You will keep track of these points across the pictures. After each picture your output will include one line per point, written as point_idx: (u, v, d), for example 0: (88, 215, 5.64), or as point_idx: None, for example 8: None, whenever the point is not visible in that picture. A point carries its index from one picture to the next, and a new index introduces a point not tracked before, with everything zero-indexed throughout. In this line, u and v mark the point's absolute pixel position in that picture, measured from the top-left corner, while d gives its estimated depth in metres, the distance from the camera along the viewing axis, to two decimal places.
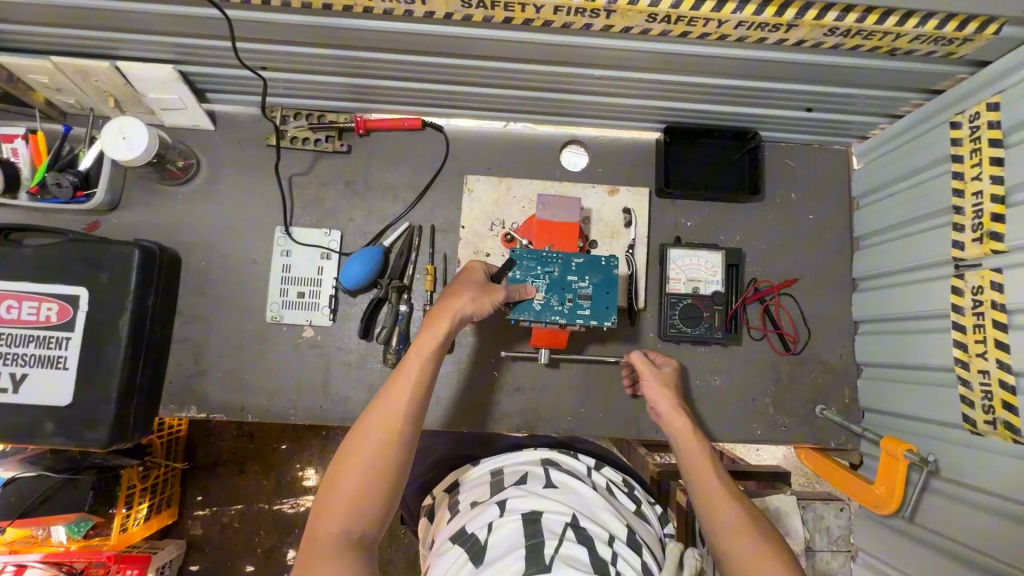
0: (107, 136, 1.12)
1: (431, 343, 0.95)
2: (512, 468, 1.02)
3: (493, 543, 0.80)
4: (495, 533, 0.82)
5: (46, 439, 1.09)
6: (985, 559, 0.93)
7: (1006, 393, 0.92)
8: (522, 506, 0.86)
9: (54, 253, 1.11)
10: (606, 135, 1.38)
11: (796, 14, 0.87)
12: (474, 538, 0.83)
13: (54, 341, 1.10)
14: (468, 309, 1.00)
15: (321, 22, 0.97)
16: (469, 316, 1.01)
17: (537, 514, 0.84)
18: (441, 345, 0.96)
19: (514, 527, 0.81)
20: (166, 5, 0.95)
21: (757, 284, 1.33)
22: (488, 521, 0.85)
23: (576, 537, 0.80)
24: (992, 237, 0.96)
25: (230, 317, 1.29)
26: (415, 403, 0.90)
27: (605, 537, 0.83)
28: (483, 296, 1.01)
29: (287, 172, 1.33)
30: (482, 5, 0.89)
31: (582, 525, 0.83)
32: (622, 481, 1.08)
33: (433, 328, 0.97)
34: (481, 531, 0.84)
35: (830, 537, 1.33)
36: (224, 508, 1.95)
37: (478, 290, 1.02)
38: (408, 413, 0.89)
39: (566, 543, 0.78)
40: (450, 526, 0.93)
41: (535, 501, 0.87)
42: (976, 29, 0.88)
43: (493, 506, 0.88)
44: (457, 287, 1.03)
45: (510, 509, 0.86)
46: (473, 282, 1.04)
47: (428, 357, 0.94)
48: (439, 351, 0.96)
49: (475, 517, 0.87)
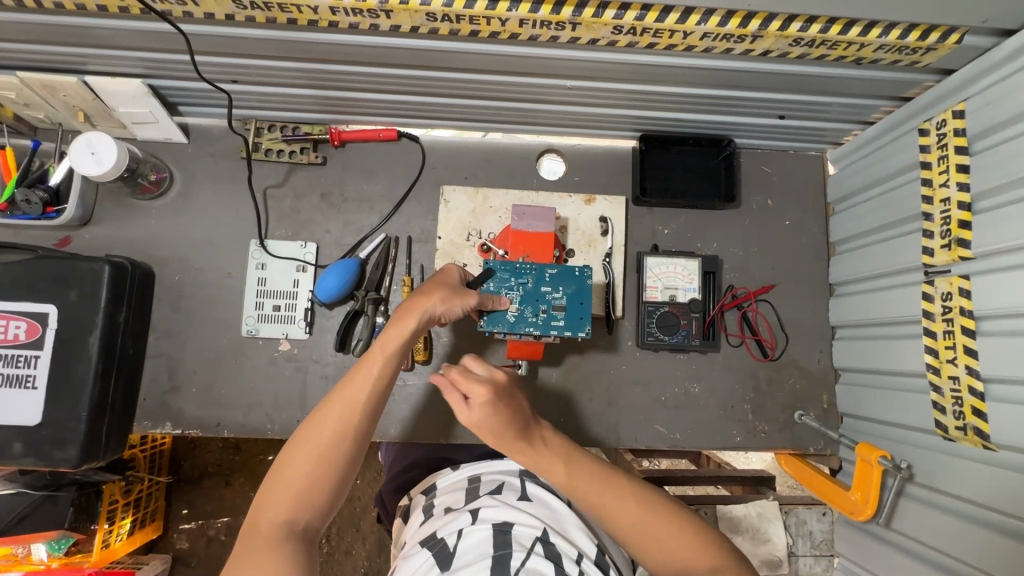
0: (75, 152, 1.11)
1: (396, 337, 0.93)
2: (489, 477, 1.02)
3: (460, 551, 0.80)
4: (464, 541, 0.81)
5: (15, 460, 1.07)
6: (958, 565, 0.93)
7: (975, 400, 0.92)
8: (494, 517, 0.85)
9: (22, 270, 1.09)
10: (584, 143, 1.39)
11: (760, 25, 0.88)
12: (442, 543, 0.82)
13: (23, 360, 1.08)
14: (439, 308, 0.97)
15: (288, 36, 0.96)
16: (438, 315, 0.98)
17: (509, 525, 0.83)
18: (406, 342, 0.94)
19: (483, 536, 0.81)
20: (130, 20, 0.94)
21: (734, 291, 1.33)
22: (458, 527, 0.84)
23: (544, 552, 0.79)
24: (960, 244, 0.96)
25: (205, 331, 1.28)
26: (372, 398, 0.89)
27: (573, 554, 0.82)
28: (457, 298, 0.99)
29: (262, 185, 1.32)
30: (448, 18, 0.89)
31: (551, 540, 0.83)
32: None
33: (400, 323, 0.95)
34: (450, 536, 0.83)
35: (813, 542, 1.34)
36: (209, 521, 1.93)
37: (452, 291, 0.99)
38: (363, 410, 0.88)
39: (533, 557, 0.77)
40: (421, 530, 0.92)
41: (509, 511, 0.87)
42: (939, 38, 0.89)
43: (466, 513, 0.87)
44: (430, 286, 1.00)
45: (481, 518, 0.86)
46: (445, 283, 1.01)
47: (392, 353, 0.92)
48: (404, 348, 0.94)
49: (447, 523, 0.87)
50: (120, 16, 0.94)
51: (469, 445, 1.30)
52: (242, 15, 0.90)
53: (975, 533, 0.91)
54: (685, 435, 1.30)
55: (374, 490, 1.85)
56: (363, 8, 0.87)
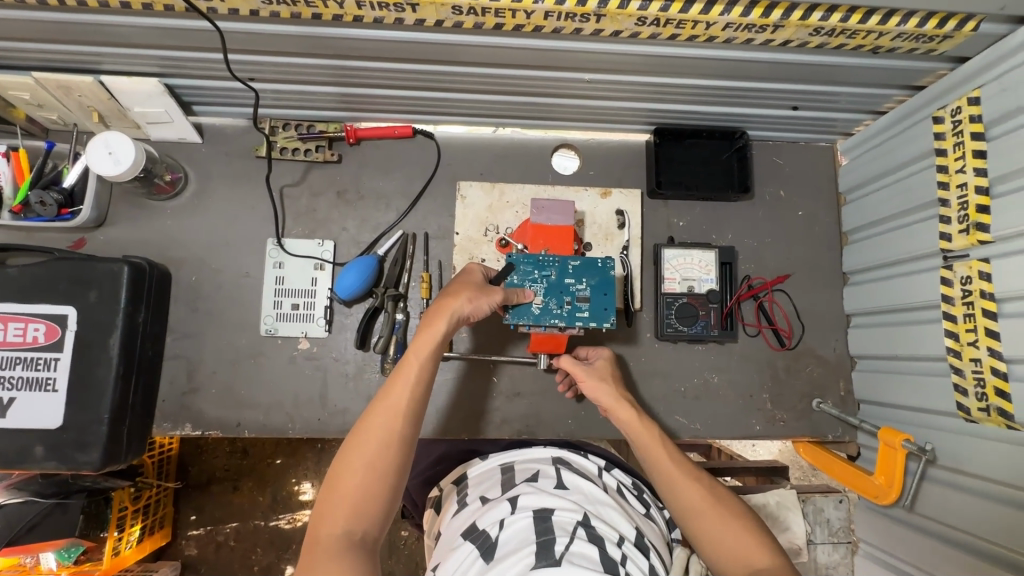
0: (92, 151, 1.10)
1: (427, 343, 0.94)
2: (524, 465, 1.01)
3: (503, 540, 0.80)
4: (506, 530, 0.81)
5: (37, 464, 1.06)
6: (987, 545, 0.95)
7: (998, 380, 0.94)
8: (533, 504, 0.86)
9: (40, 272, 1.08)
10: (596, 138, 1.39)
11: (782, 14, 0.89)
12: (485, 534, 0.83)
13: (42, 362, 1.07)
14: (466, 309, 0.98)
15: (311, 32, 0.96)
16: (467, 316, 0.99)
17: (549, 511, 0.83)
18: (438, 346, 0.95)
19: (525, 524, 0.81)
20: (152, 18, 0.94)
21: (750, 281, 1.35)
22: (498, 517, 0.85)
23: (586, 536, 0.80)
24: (978, 228, 0.98)
25: (223, 331, 1.27)
26: (413, 404, 0.90)
27: (615, 537, 0.82)
28: (482, 296, 0.99)
29: (277, 184, 1.32)
30: (473, 12, 0.89)
31: (592, 524, 0.83)
32: (632, 484, 1.08)
33: (430, 327, 0.95)
34: (492, 527, 0.83)
35: (830, 529, 1.35)
36: (219, 527, 1.92)
37: (476, 289, 0.99)
38: (407, 415, 0.88)
39: (577, 541, 0.78)
40: (458, 519, 0.92)
41: (546, 497, 0.87)
42: (956, 26, 0.90)
43: (504, 502, 0.87)
44: (454, 287, 1.01)
45: (521, 506, 0.86)
46: (469, 282, 1.02)
47: (426, 357, 0.93)
48: (436, 352, 0.95)
49: (486, 512, 0.87)
50: (141, 13, 0.93)
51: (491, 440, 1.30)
52: (267, 11, 0.90)
53: (1003, 513, 0.92)
54: (705, 426, 1.31)
55: None
56: (389, 3, 0.87)
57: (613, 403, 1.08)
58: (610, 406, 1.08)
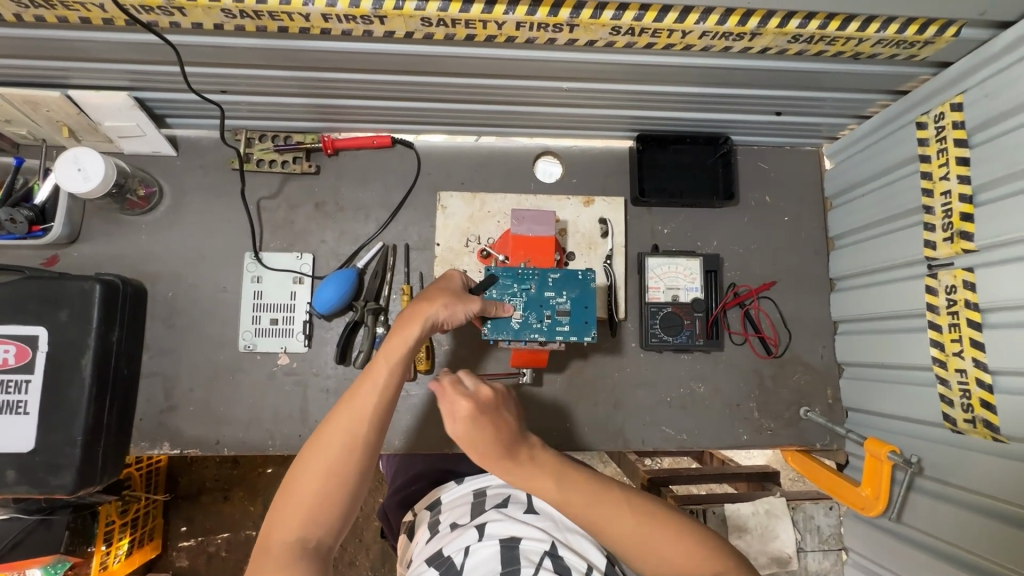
0: (61, 168, 1.08)
1: (399, 346, 0.91)
2: (496, 490, 1.00)
3: (468, 568, 0.78)
4: (472, 557, 0.80)
5: (8, 488, 1.04)
6: (974, 559, 0.93)
7: (984, 392, 0.92)
8: (501, 531, 0.84)
9: (10, 292, 1.06)
10: (579, 144, 1.38)
11: (758, 23, 0.87)
12: (449, 561, 0.81)
13: (13, 385, 1.05)
14: (441, 315, 0.95)
15: (279, 45, 0.94)
16: (442, 321, 0.96)
17: (516, 540, 0.82)
18: (409, 351, 0.92)
19: (491, 552, 0.80)
20: (115, 33, 0.91)
21: (736, 289, 1.33)
22: (465, 544, 0.83)
23: (553, 566, 0.78)
24: (962, 236, 0.96)
25: (202, 347, 1.25)
26: (381, 409, 0.87)
27: (583, 567, 0.81)
28: (458, 303, 0.97)
29: (254, 197, 1.30)
30: (443, 23, 0.87)
31: (560, 554, 0.81)
32: None
33: (403, 332, 0.92)
34: (458, 554, 0.82)
35: (820, 536, 1.33)
36: (209, 538, 1.90)
37: (453, 296, 0.97)
38: (374, 421, 0.86)
39: (543, 571, 0.76)
40: (427, 546, 0.91)
41: (515, 524, 0.85)
42: (937, 32, 0.89)
43: (472, 529, 0.86)
44: (430, 293, 0.98)
45: (488, 533, 0.84)
46: (447, 289, 0.99)
47: (397, 360, 0.90)
48: (408, 356, 0.92)
49: (453, 539, 0.86)
50: (103, 28, 0.90)
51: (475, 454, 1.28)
52: (231, 25, 0.87)
53: (990, 526, 0.91)
54: (691, 436, 1.29)
55: (375, 500, 1.82)
56: (356, 15, 0.85)
57: (529, 481, 0.86)
58: (528, 487, 0.86)
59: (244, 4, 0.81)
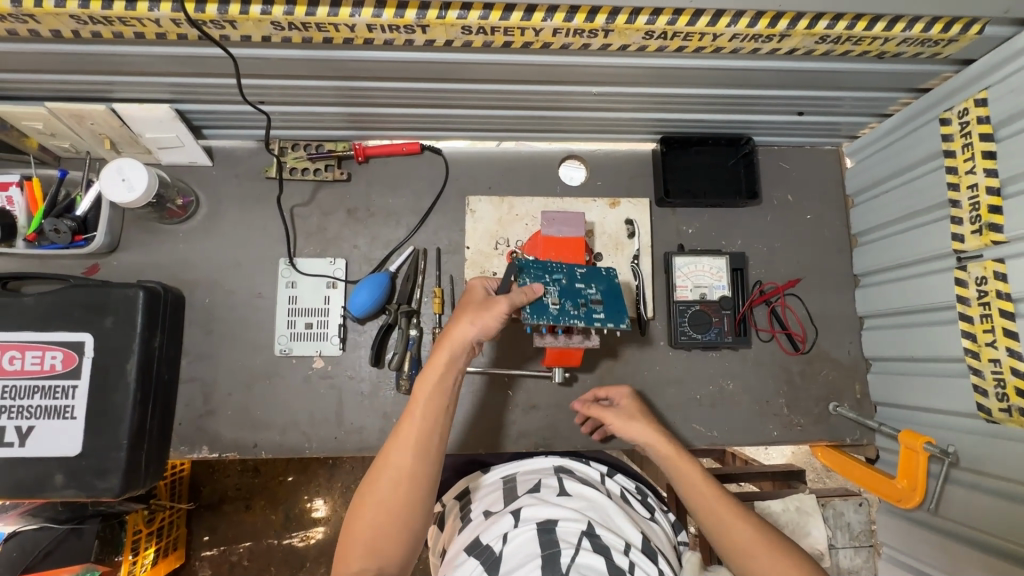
0: (106, 179, 1.11)
1: (435, 370, 0.95)
2: (525, 476, 1.03)
3: (507, 554, 0.80)
4: (510, 544, 0.81)
5: (57, 491, 1.06)
6: (1013, 547, 0.94)
7: (1018, 380, 0.93)
8: (536, 516, 0.86)
9: (58, 299, 1.09)
10: (603, 148, 1.40)
11: (788, 25, 0.89)
12: (488, 550, 0.83)
13: (60, 390, 1.07)
14: (470, 330, 0.98)
15: (322, 55, 0.97)
16: (474, 338, 0.99)
17: (552, 523, 0.83)
18: (445, 375, 0.96)
19: (529, 537, 0.81)
20: (165, 47, 0.95)
21: (762, 286, 1.35)
22: (502, 531, 0.85)
23: (592, 546, 0.79)
24: (992, 228, 0.98)
25: (238, 352, 1.27)
26: (424, 439, 0.91)
27: (621, 545, 0.82)
28: (484, 314, 0.99)
29: (288, 204, 1.33)
30: (483, 31, 0.90)
31: (597, 533, 0.83)
32: (636, 488, 1.10)
33: (437, 353, 0.97)
34: (496, 542, 0.83)
35: (851, 533, 1.34)
36: (232, 547, 1.90)
37: (479, 310, 1.00)
38: (421, 449, 0.90)
39: (583, 552, 0.77)
40: (463, 536, 0.93)
41: (549, 509, 0.87)
42: (961, 30, 0.91)
43: (507, 516, 0.87)
44: (460, 312, 1.02)
45: (523, 519, 0.86)
46: (473, 304, 1.02)
47: (436, 390, 0.94)
48: (445, 381, 0.95)
49: (489, 527, 0.87)
50: (154, 42, 0.94)
51: (509, 454, 1.30)
52: (278, 37, 0.91)
53: None
54: (721, 433, 1.30)
55: None
56: (399, 25, 0.88)
57: (650, 438, 1.06)
58: (648, 442, 1.05)
59: (293, 15, 0.84)
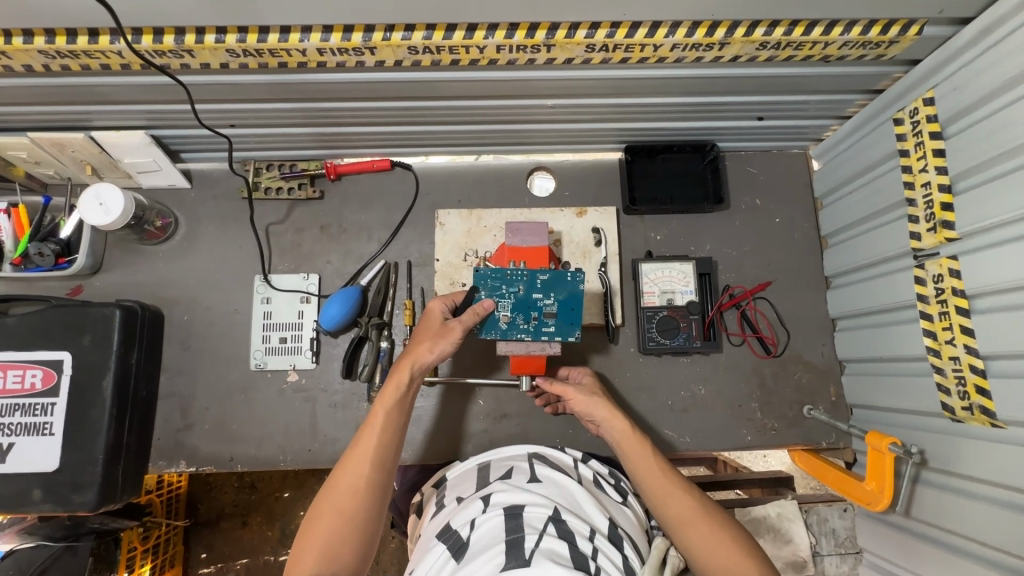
0: (84, 203, 1.16)
1: (395, 389, 0.99)
2: (499, 463, 1.04)
3: (474, 539, 0.81)
4: (477, 529, 0.82)
5: (35, 506, 1.10)
6: (979, 547, 0.93)
7: (977, 377, 0.93)
8: (505, 501, 0.87)
9: (37, 320, 1.13)
10: (571, 158, 1.43)
11: (726, 33, 0.92)
12: (457, 535, 0.84)
13: (39, 408, 1.11)
14: (430, 355, 1.03)
15: (282, 79, 1.01)
16: (433, 362, 1.04)
17: (519, 508, 0.84)
18: (403, 396, 1.00)
19: (496, 522, 0.82)
20: (133, 78, 1.00)
21: (731, 290, 1.35)
22: (471, 517, 0.86)
23: (557, 532, 0.79)
24: (945, 226, 0.97)
25: (215, 367, 1.30)
26: (382, 451, 0.94)
27: (586, 531, 0.82)
28: (444, 340, 1.03)
29: (263, 223, 1.37)
30: (429, 50, 0.93)
31: (563, 518, 0.83)
32: (609, 473, 1.09)
33: (396, 374, 1.00)
34: (464, 527, 0.84)
35: (837, 540, 1.23)
36: (229, 564, 1.83)
37: (439, 334, 1.04)
38: (378, 459, 0.93)
39: (546, 537, 0.77)
40: (436, 521, 0.94)
41: (518, 494, 0.88)
42: (900, 31, 0.93)
43: (477, 502, 0.88)
44: (421, 335, 1.07)
45: (492, 504, 0.87)
46: (434, 327, 1.06)
47: (393, 406, 0.98)
48: (401, 401, 0.99)
49: (459, 514, 0.88)
50: (122, 73, 0.99)
51: None
52: (235, 63, 0.95)
53: (993, 513, 0.90)
54: (694, 438, 1.30)
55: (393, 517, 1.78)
56: (348, 47, 0.91)
57: (606, 415, 1.05)
58: (602, 419, 1.05)
59: (245, 43, 0.89)
